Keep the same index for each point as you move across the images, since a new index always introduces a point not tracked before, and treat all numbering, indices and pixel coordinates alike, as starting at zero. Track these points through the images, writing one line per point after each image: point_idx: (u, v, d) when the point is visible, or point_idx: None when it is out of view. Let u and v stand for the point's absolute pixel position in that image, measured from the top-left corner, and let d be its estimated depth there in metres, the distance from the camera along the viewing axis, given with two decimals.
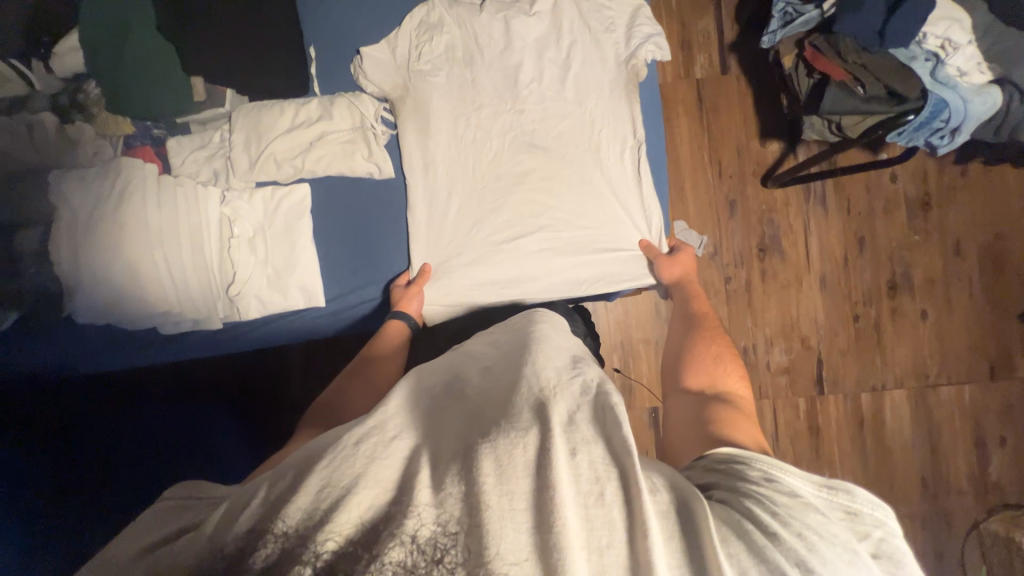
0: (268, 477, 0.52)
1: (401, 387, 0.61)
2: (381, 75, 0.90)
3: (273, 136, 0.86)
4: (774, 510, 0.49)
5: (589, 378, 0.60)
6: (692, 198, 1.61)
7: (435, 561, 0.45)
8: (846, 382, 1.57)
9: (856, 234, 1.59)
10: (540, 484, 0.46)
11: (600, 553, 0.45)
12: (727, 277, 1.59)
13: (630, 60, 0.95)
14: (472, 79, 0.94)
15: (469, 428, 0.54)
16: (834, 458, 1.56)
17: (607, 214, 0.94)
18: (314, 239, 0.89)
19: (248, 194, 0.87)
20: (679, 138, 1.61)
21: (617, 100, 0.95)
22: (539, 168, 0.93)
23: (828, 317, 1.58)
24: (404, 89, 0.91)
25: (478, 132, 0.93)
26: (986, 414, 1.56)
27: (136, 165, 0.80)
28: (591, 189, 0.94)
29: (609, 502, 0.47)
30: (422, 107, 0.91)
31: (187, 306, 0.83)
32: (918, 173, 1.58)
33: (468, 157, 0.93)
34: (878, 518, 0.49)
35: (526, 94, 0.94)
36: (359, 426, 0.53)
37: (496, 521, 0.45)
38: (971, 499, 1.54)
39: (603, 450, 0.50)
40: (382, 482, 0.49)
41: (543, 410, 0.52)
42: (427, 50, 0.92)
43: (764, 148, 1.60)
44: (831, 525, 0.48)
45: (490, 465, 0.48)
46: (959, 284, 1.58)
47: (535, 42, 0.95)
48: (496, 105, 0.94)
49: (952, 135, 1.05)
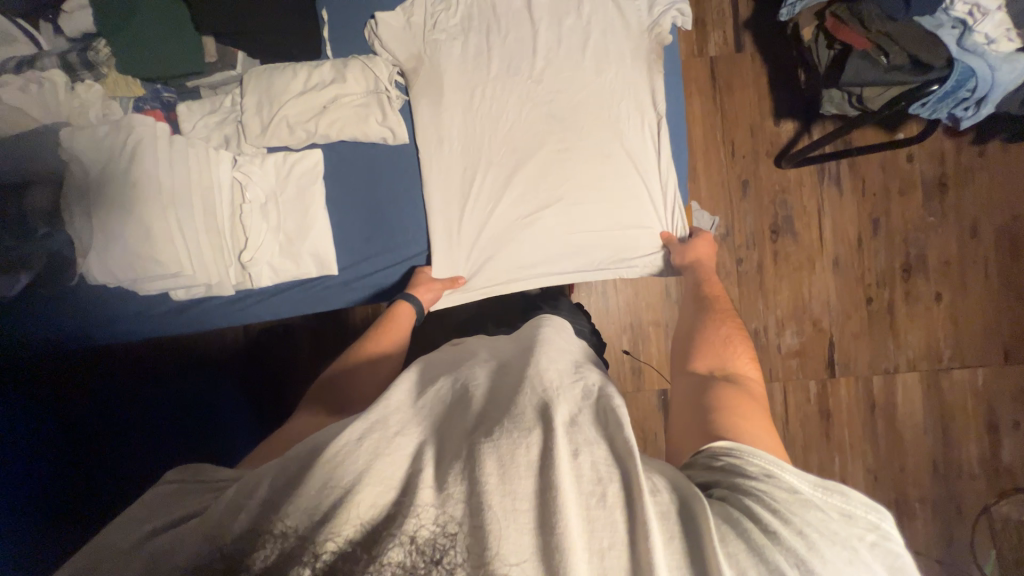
0: (272, 464, 0.51)
1: (403, 380, 0.60)
2: (397, 46, 0.88)
3: (285, 99, 0.84)
4: (775, 507, 0.47)
5: (589, 382, 0.59)
6: (704, 179, 1.59)
7: (435, 561, 0.45)
8: (858, 366, 1.56)
9: (870, 216, 1.57)
10: (543, 487, 0.45)
11: (601, 556, 0.43)
12: (738, 259, 1.58)
13: (653, 28, 0.92)
14: (487, 51, 0.91)
15: (474, 425, 0.52)
16: (844, 440, 1.55)
17: (626, 192, 0.92)
18: (326, 207, 0.88)
19: (260, 159, 0.85)
20: (692, 118, 1.59)
21: (635, 70, 0.92)
22: (556, 144, 0.90)
23: (840, 300, 1.57)
24: (418, 61, 0.89)
25: (493, 104, 0.90)
26: (999, 397, 1.54)
27: (145, 122, 0.78)
28: (608, 167, 0.91)
29: (611, 505, 0.45)
30: (435, 80, 0.89)
31: (198, 271, 0.80)
32: (935, 154, 1.55)
33: (481, 131, 0.90)
34: (873, 522, 0.47)
35: (543, 64, 0.91)
36: (360, 420, 0.51)
37: (498, 523, 0.44)
38: (981, 482, 1.53)
39: (605, 450, 0.49)
40: (384, 481, 0.47)
41: (547, 412, 0.51)
42: (442, 18, 0.90)
43: (778, 128, 1.57)
44: (832, 523, 0.47)
45: (493, 464, 0.47)
46: (974, 266, 1.56)
47: (554, 9, 0.92)
48: (512, 75, 0.91)
49: (976, 106, 1.04)
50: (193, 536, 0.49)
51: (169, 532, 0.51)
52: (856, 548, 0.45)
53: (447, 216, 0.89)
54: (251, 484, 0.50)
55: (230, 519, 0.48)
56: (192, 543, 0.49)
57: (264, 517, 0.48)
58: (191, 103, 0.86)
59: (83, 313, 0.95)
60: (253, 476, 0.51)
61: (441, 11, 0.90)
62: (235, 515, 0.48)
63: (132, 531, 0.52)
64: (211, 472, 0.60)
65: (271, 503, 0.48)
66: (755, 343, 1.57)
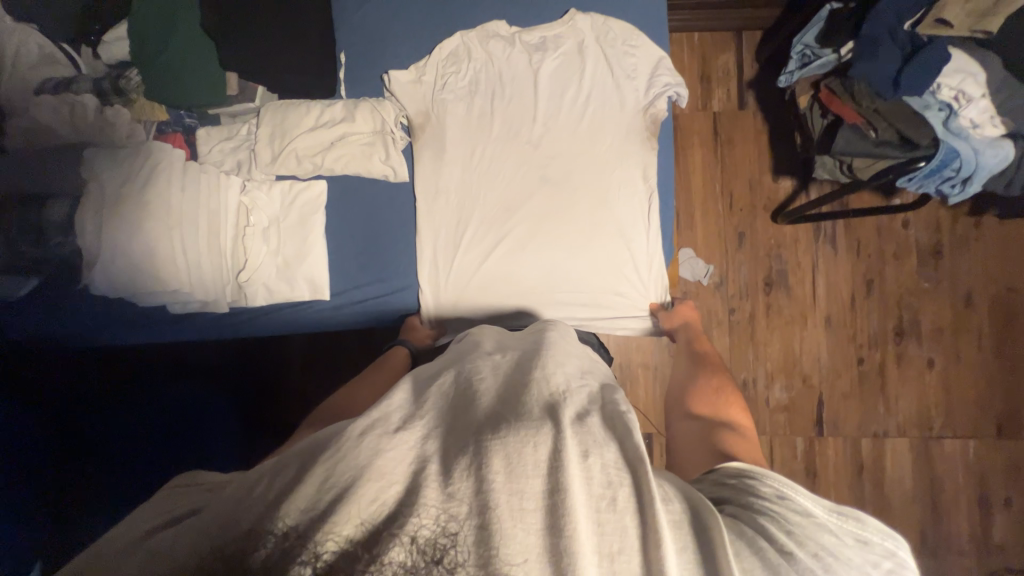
0: (272, 460, 0.51)
1: (405, 381, 0.60)
2: (407, 99, 0.94)
3: (296, 134, 0.90)
4: (789, 529, 0.47)
5: (594, 387, 0.60)
6: (701, 227, 1.62)
7: (436, 562, 0.44)
8: (847, 426, 1.54)
9: (864, 277, 1.59)
10: (553, 486, 0.46)
11: (612, 559, 0.44)
12: (731, 309, 1.59)
13: (648, 109, 0.96)
14: (489, 112, 0.95)
15: (479, 421, 0.52)
16: (829, 502, 1.51)
17: (615, 261, 0.94)
18: (325, 235, 0.93)
19: (267, 185, 0.91)
20: (692, 168, 1.64)
21: (630, 144, 0.94)
22: (550, 206, 0.93)
23: (831, 357, 1.57)
24: (427, 116, 0.94)
25: (491, 163, 0.94)
26: (991, 471, 1.51)
27: (163, 149, 0.85)
28: (598, 232, 0.93)
29: (621, 508, 0.46)
30: (439, 132, 0.94)
31: (198, 288, 0.86)
32: (930, 222, 1.58)
33: (478, 189, 0.94)
34: (887, 549, 0.48)
35: (541, 128, 0.95)
36: (361, 417, 0.51)
37: (507, 519, 0.44)
38: (971, 559, 1.48)
39: (614, 454, 0.50)
40: (387, 474, 0.47)
41: (554, 410, 0.52)
42: (451, 82, 0.95)
43: (777, 184, 1.61)
44: (844, 548, 0.47)
45: (500, 462, 0.47)
46: (967, 335, 1.56)
47: (556, 78, 0.96)
48: (511, 137, 0.95)
49: (963, 185, 1.07)
50: (187, 540, 0.49)
51: (166, 533, 0.52)
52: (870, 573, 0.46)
53: (436, 266, 0.93)
54: (249, 483, 0.50)
55: (231, 518, 0.48)
56: (186, 547, 0.48)
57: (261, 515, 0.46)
58: (207, 128, 0.92)
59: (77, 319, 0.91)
60: (251, 475, 0.51)
61: (450, 74, 0.95)
62: (236, 511, 0.48)
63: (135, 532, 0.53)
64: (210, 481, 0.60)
65: (267, 500, 0.47)
66: (743, 395, 1.56)
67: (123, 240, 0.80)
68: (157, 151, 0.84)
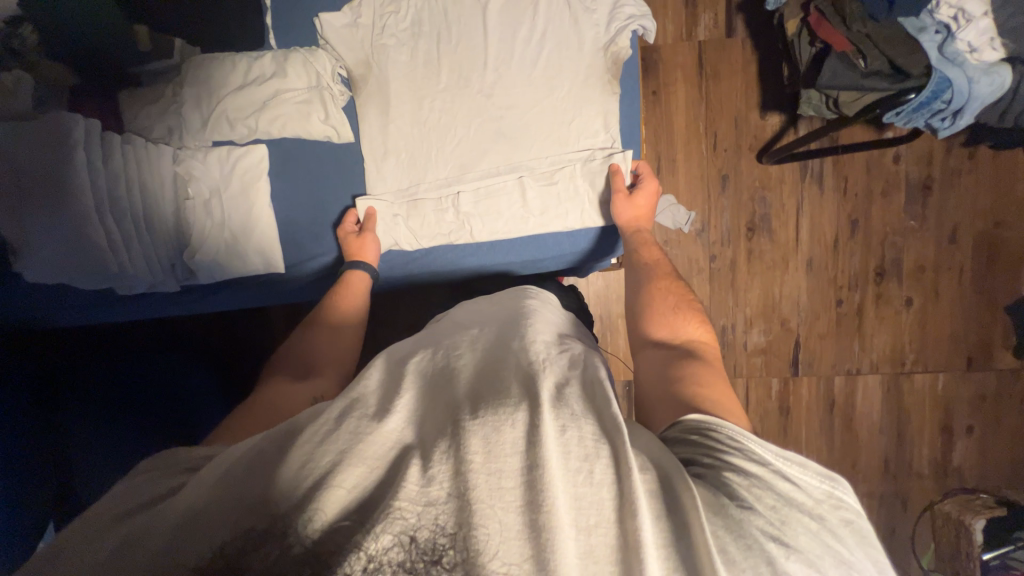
0: (249, 442, 0.50)
1: (379, 360, 0.61)
2: (343, 47, 0.87)
3: (224, 94, 0.84)
4: (748, 481, 0.46)
5: (575, 352, 0.60)
6: (683, 171, 1.54)
7: (435, 561, 0.42)
8: (822, 365, 1.57)
9: (849, 216, 1.54)
10: (529, 462, 0.44)
11: (588, 533, 0.43)
12: (712, 256, 1.56)
13: (609, 47, 0.88)
14: (436, 58, 0.88)
15: (459, 402, 0.51)
16: (801, 436, 1.58)
17: (569, 222, 0.91)
18: (272, 202, 0.89)
19: (202, 153, 0.85)
20: (675, 106, 1.53)
21: (587, 91, 0.88)
22: (506, 165, 0.90)
23: (810, 300, 1.56)
24: (368, 66, 0.88)
25: (441, 117, 0.89)
26: (957, 402, 1.57)
27: (75, 119, 0.75)
28: (555, 188, 0.90)
29: (599, 481, 0.45)
30: (383, 86, 0.88)
31: (142, 269, 0.82)
32: (922, 154, 1.52)
33: (428, 146, 0.90)
34: (827, 491, 0.47)
35: (494, 75, 0.88)
36: (338, 402, 0.52)
37: (485, 499, 0.43)
38: (929, 480, 1.58)
39: (593, 427, 0.48)
40: (368, 459, 0.46)
41: (531, 385, 0.51)
42: (391, 23, 0.88)
43: (764, 121, 1.52)
44: (798, 494, 0.46)
45: (478, 440, 0.46)
46: (948, 272, 1.55)
47: (505, 14, 0.88)
48: (461, 87, 0.88)
49: (953, 118, 1.00)
50: (160, 519, 0.45)
51: (143, 515, 0.47)
52: (821, 518, 0.44)
53: (388, 234, 0.91)
54: (223, 469, 0.48)
55: (216, 509, 0.45)
56: (163, 533, 0.44)
57: (259, 510, 0.44)
58: (131, 89, 0.84)
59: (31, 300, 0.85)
60: (225, 460, 0.49)
61: (390, 15, 0.88)
62: (224, 501, 0.45)
63: (102, 520, 0.47)
64: (182, 454, 0.54)
65: (253, 493, 0.45)
66: (722, 339, 1.58)
67: (45, 226, 0.74)
68: (69, 121, 0.75)
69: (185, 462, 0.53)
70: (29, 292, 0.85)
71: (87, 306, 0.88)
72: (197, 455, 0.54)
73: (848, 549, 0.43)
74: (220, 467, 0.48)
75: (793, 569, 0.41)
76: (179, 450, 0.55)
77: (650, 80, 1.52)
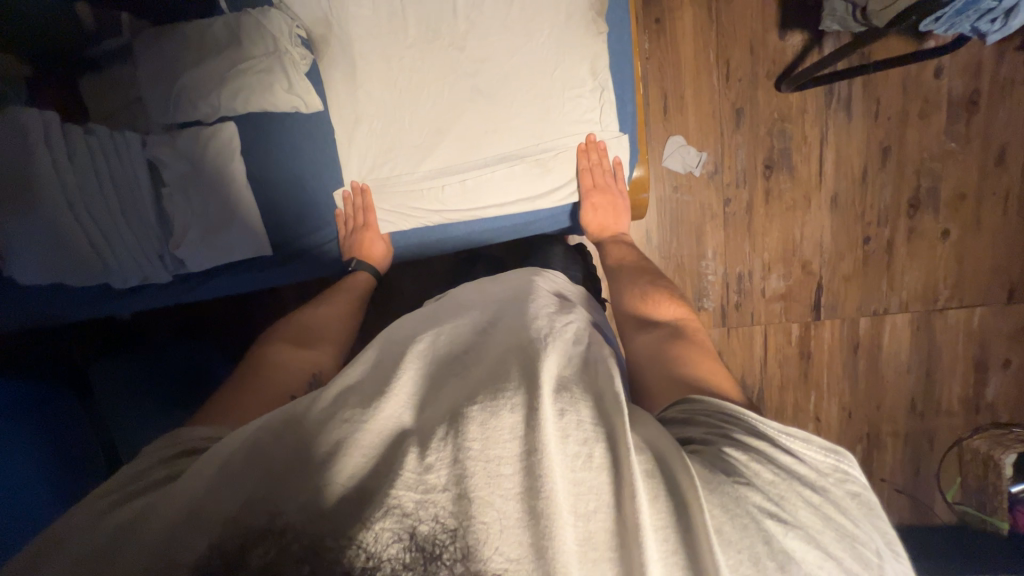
0: (247, 432, 0.50)
1: (381, 344, 0.60)
2: (299, 6, 0.82)
3: (179, 69, 0.79)
4: (748, 455, 0.45)
5: (575, 328, 0.61)
6: (693, 108, 1.41)
7: (435, 558, 0.40)
8: (846, 307, 1.49)
9: (881, 143, 1.40)
10: (528, 447, 0.43)
11: (586, 519, 0.41)
12: (726, 200, 1.45)
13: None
14: (402, 11, 0.84)
15: (457, 390, 0.51)
16: (822, 380, 1.53)
17: (551, 179, 0.92)
18: (249, 183, 0.86)
19: (170, 136, 0.81)
20: (682, 33, 1.37)
21: (572, 32, 0.84)
22: (495, 157, 0.89)
23: (834, 239, 1.46)
24: (327, 25, 0.83)
25: (413, 76, 0.86)
26: (994, 336, 1.48)
27: (30, 112, 0.73)
28: (539, 146, 0.89)
29: (598, 465, 0.43)
30: (345, 49, 0.84)
31: (130, 262, 0.83)
32: (969, 66, 1.36)
33: (400, 105, 0.87)
34: (833, 464, 0.46)
35: (466, 24, 0.84)
36: (336, 389, 0.52)
37: (482, 489, 0.42)
38: (958, 418, 1.52)
39: (591, 410, 0.47)
40: (365, 448, 0.46)
41: (531, 368, 0.50)
42: None
43: (784, 43, 1.37)
44: (800, 467, 0.44)
45: (476, 426, 0.45)
46: (992, 197, 1.42)
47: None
48: (432, 41, 0.85)
49: (1005, 18, 0.87)
50: (155, 513, 0.45)
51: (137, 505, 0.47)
52: (824, 491, 0.44)
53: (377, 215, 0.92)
54: (220, 460, 0.47)
55: (213, 504, 0.44)
56: (159, 531, 0.43)
57: (257, 506, 0.44)
58: (90, 74, 0.81)
59: (38, 300, 0.88)
60: (218, 450, 0.49)
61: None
62: (220, 496, 0.45)
63: (90, 512, 0.47)
64: (185, 432, 0.56)
65: (254, 490, 0.45)
66: (738, 289, 1.49)
67: (24, 223, 0.73)
68: (23, 117, 0.72)
69: (184, 446, 0.54)
70: (31, 291, 0.87)
71: (87, 300, 0.90)
72: (196, 433, 0.56)
73: (850, 520, 0.42)
74: (207, 466, 0.47)
75: (792, 545, 0.39)
76: (186, 428, 0.57)
77: (653, 5, 1.36)
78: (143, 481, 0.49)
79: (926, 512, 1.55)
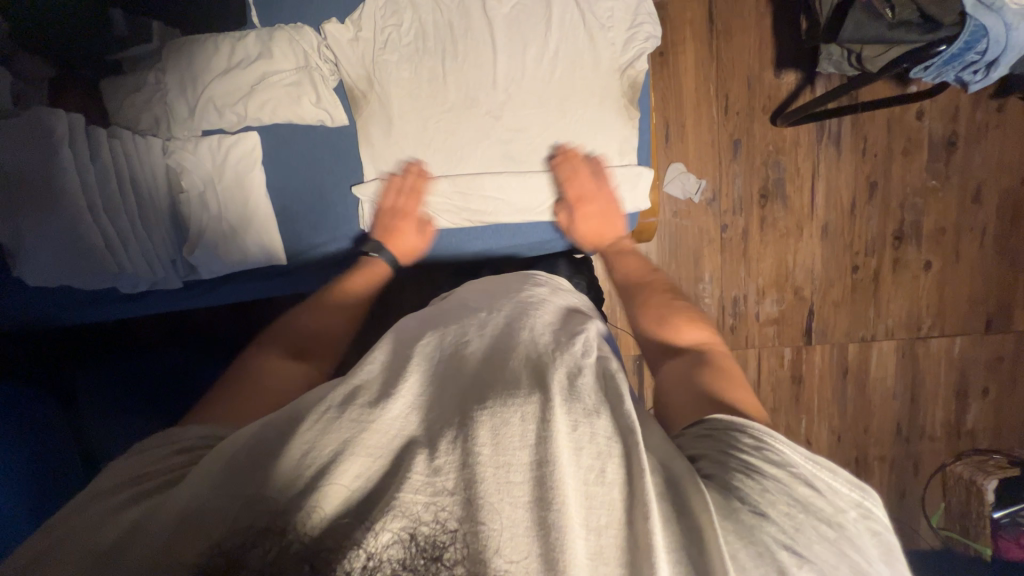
0: (247, 433, 0.47)
1: (388, 341, 0.56)
2: (341, 55, 0.87)
3: (209, 79, 0.83)
4: (762, 485, 0.44)
5: (585, 335, 0.58)
6: (693, 138, 1.47)
7: (435, 560, 0.39)
8: (836, 333, 1.54)
9: (868, 177, 1.48)
10: (539, 457, 0.42)
11: (598, 534, 0.40)
12: (723, 226, 1.50)
13: (626, 69, 0.92)
14: (442, 76, 0.89)
15: (466, 392, 0.48)
16: (813, 404, 1.56)
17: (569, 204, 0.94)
18: (268, 191, 0.88)
19: (192, 144, 0.83)
20: (684, 67, 1.45)
21: (586, 62, 0.91)
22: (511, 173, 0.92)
23: (824, 267, 1.52)
24: (369, 83, 0.88)
25: (447, 138, 0.91)
26: (973, 365, 1.55)
27: (57, 114, 0.74)
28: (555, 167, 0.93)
29: (610, 481, 0.43)
30: (382, 103, 0.89)
31: (143, 268, 0.82)
32: (948, 110, 1.46)
33: (430, 165, 0.91)
34: (855, 500, 0.44)
35: (490, 48, 0.90)
36: (343, 385, 0.48)
37: (493, 495, 0.40)
38: (942, 443, 1.57)
39: (605, 423, 0.46)
40: (371, 449, 0.43)
41: (542, 376, 0.48)
42: (394, 34, 0.89)
43: (779, 81, 1.45)
44: (816, 499, 0.43)
45: (485, 431, 0.43)
46: (970, 232, 1.51)
47: (510, 19, 0.90)
48: (469, 107, 0.90)
49: (986, 70, 0.94)
50: (159, 515, 0.42)
51: (149, 501, 0.44)
52: (841, 527, 0.42)
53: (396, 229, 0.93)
54: (226, 456, 0.45)
55: (214, 504, 0.42)
56: (164, 531, 0.41)
57: (257, 507, 0.41)
58: (112, 78, 0.83)
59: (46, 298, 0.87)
60: (224, 449, 0.46)
61: (391, 28, 0.89)
62: (221, 492, 0.43)
63: (104, 505, 0.45)
64: (187, 431, 0.54)
65: (252, 487, 0.42)
66: (734, 312, 1.53)
67: (37, 225, 0.73)
68: (51, 118, 0.74)
69: (173, 449, 0.51)
70: (46, 291, 0.87)
71: (99, 304, 0.90)
72: (195, 434, 0.53)
73: (868, 559, 0.41)
74: (218, 461, 0.45)
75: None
76: (180, 430, 0.54)
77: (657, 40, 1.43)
78: (147, 483, 0.47)
79: (913, 537, 1.57)
